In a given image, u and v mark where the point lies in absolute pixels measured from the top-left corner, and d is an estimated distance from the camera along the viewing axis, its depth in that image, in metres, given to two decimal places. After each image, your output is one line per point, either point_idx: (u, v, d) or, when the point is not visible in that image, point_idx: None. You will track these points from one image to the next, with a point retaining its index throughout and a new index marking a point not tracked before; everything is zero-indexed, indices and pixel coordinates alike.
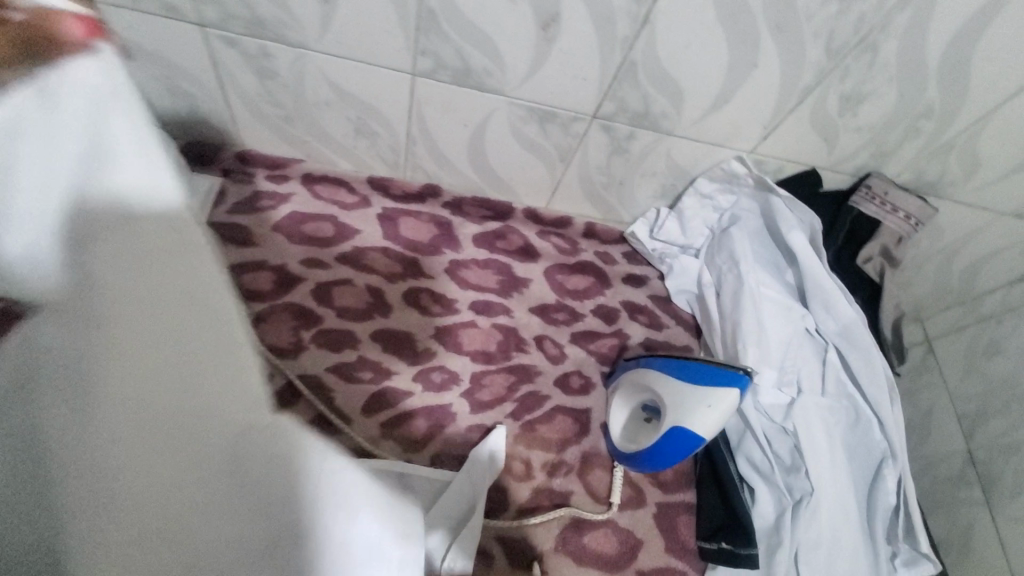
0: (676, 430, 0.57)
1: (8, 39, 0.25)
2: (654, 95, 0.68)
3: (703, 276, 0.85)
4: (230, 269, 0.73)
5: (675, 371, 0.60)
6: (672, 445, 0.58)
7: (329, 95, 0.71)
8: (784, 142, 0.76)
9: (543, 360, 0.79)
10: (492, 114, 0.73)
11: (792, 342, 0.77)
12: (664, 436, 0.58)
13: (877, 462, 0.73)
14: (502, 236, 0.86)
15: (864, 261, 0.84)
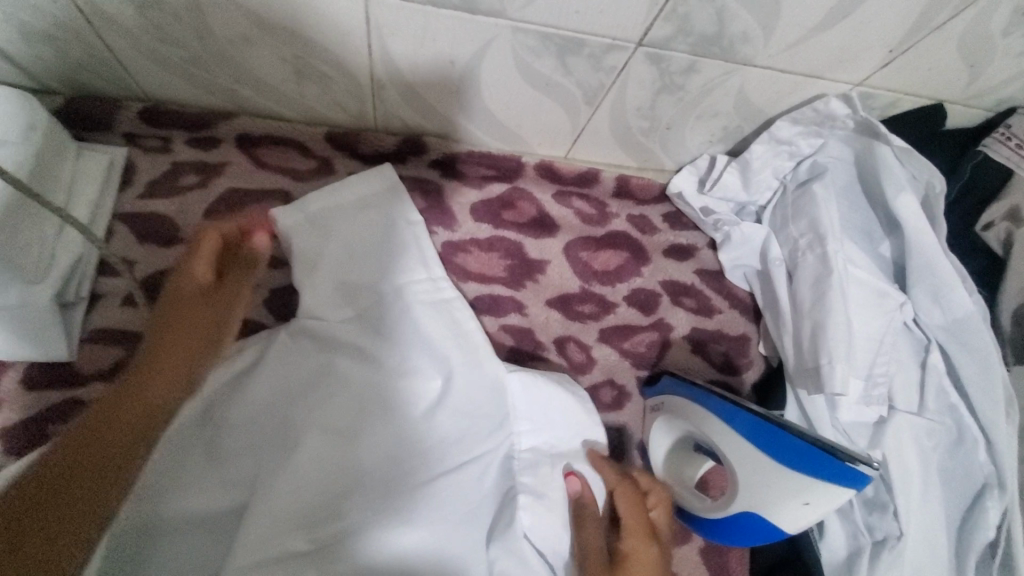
0: (751, 518, 0.44)
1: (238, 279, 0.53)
2: (735, 10, 0.45)
3: (770, 249, 0.66)
4: (153, 279, 0.55)
5: (753, 438, 0.44)
6: (742, 530, 0.45)
7: (247, 27, 0.48)
8: (912, 70, 0.53)
9: (566, 369, 0.63)
10: (489, 45, 0.50)
11: (885, 341, 0.60)
12: (733, 517, 0.46)
13: (978, 489, 0.58)
14: (509, 204, 0.67)
15: (982, 229, 0.63)
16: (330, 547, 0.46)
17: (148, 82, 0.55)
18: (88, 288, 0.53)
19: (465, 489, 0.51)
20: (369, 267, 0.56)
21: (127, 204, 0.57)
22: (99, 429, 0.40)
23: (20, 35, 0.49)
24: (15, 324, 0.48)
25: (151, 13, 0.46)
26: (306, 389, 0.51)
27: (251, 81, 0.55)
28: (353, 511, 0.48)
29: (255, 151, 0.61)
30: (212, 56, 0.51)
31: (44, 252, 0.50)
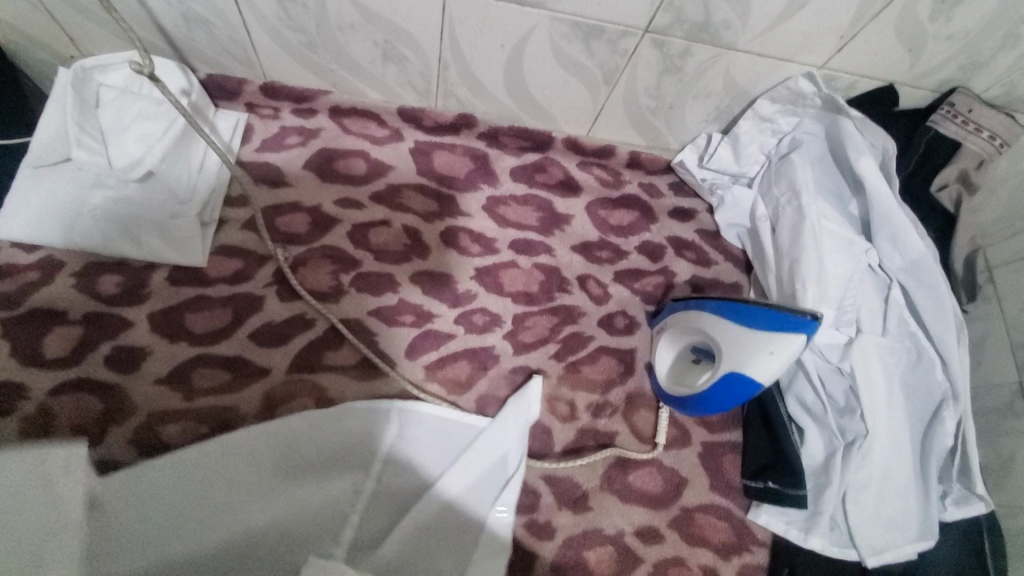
0: (733, 375, 0.55)
1: None
2: (717, 3, 0.60)
3: (757, 208, 0.79)
4: (265, 211, 0.71)
5: (732, 316, 0.58)
6: (727, 392, 0.57)
7: (353, 16, 0.64)
8: (862, 54, 0.67)
9: (587, 300, 0.77)
10: (532, 32, 0.65)
11: (853, 280, 0.73)
12: (719, 382, 0.57)
13: (937, 403, 0.70)
14: (541, 169, 0.82)
15: (937, 189, 0.76)
16: None
17: (269, 62, 0.72)
18: (217, 213, 0.69)
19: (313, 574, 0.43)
20: None
21: (246, 156, 0.73)
22: None
23: (186, 22, 0.66)
24: (170, 230, 0.66)
25: (287, 5, 0.63)
26: None
27: (347, 62, 0.72)
28: None
29: (342, 120, 0.77)
30: (322, 40, 0.68)
31: (192, 180, 0.66)
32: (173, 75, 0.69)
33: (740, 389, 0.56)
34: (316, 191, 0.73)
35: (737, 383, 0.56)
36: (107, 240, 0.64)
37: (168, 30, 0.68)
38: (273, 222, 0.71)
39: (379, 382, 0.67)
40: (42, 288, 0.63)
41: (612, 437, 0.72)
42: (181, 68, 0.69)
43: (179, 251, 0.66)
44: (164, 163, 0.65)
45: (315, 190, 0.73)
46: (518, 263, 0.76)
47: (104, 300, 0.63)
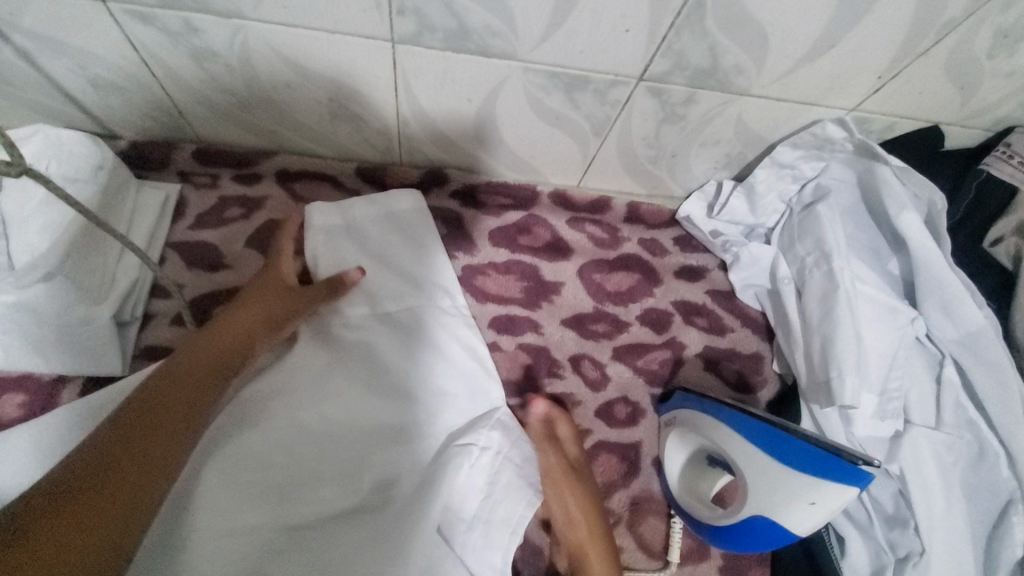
0: (761, 521, 0.46)
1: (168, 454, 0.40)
2: (726, 45, 0.49)
3: (778, 268, 0.68)
4: (200, 301, 0.61)
5: (762, 443, 0.47)
6: (753, 538, 0.47)
7: (288, 75, 0.54)
8: (902, 95, 0.56)
9: (581, 386, 0.66)
10: (503, 84, 0.55)
11: (897, 357, 0.61)
12: (744, 522, 0.47)
13: (1005, 507, 0.56)
14: (525, 230, 0.71)
15: (991, 245, 0.64)
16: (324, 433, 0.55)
17: (199, 126, 0.62)
18: (141, 308, 0.59)
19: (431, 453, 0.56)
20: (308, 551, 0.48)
21: (178, 234, 0.63)
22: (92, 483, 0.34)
23: (95, 88, 0.56)
24: (79, 339, 0.55)
25: (207, 66, 0.53)
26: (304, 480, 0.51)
27: (291, 122, 0.61)
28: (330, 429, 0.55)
29: (292, 185, 0.67)
30: (257, 101, 0.58)
31: (108, 275, 0.56)
32: (86, 150, 0.57)
33: (770, 538, 0.46)
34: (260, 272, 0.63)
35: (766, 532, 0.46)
36: (6, 353, 0.53)
37: (76, 97, 0.58)
38: (210, 313, 0.60)
39: None
40: None
41: (616, 554, 0.61)
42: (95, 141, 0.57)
43: (92, 362, 0.55)
44: (68, 264, 0.53)
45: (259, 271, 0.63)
46: (500, 345, 0.66)
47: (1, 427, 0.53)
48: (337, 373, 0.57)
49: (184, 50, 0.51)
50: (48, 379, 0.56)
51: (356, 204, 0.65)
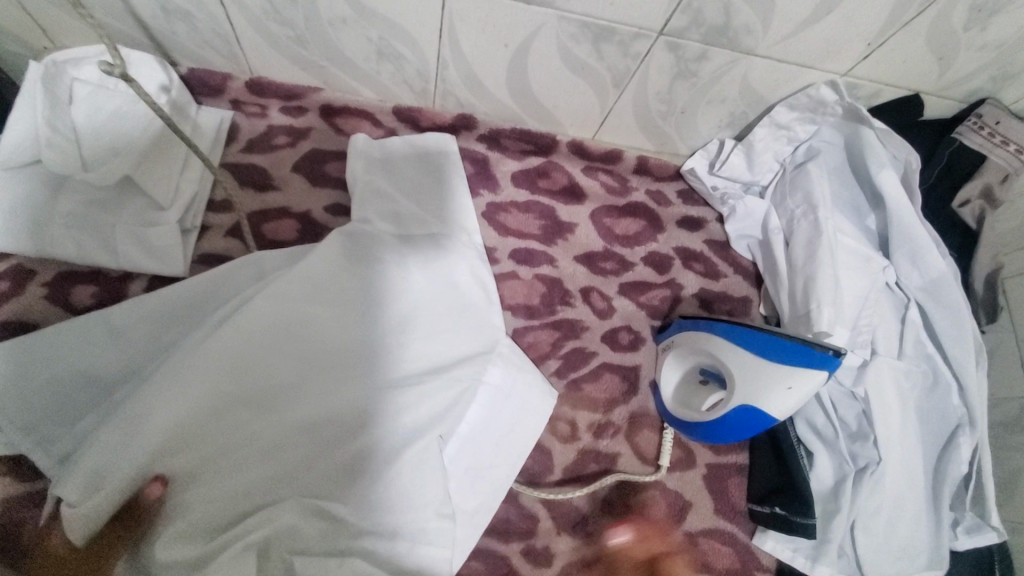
0: (745, 408, 0.56)
1: None
2: (738, 5, 0.56)
3: (770, 219, 0.76)
4: (251, 217, 0.67)
5: (744, 342, 0.58)
6: (740, 427, 0.58)
7: (346, 11, 0.60)
8: (889, 63, 0.64)
9: (590, 314, 0.73)
10: (538, 31, 0.61)
11: (868, 298, 0.69)
12: (730, 413, 0.58)
13: (952, 429, 0.66)
14: (544, 174, 0.78)
15: (958, 205, 0.73)
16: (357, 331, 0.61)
17: (255, 57, 0.68)
18: (199, 219, 0.65)
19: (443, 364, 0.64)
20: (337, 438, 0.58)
21: (230, 157, 0.69)
22: None
23: (165, 14, 0.62)
24: (148, 239, 0.60)
25: None
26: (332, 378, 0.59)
27: (339, 59, 0.67)
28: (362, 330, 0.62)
29: (334, 120, 0.73)
30: (311, 36, 0.64)
31: (173, 185, 0.62)
32: (152, 71, 0.65)
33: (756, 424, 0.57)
34: (304, 195, 0.69)
35: (755, 421, 0.56)
36: (79, 247, 0.59)
37: (145, 22, 0.63)
38: (259, 228, 0.67)
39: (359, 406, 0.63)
40: (12, 300, 0.59)
41: (614, 459, 0.69)
42: (161, 63, 0.65)
43: (158, 261, 0.61)
44: (140, 168, 0.60)
45: (303, 194, 0.69)
46: (518, 274, 0.73)
47: (77, 312, 0.59)
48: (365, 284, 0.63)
49: None
50: (118, 275, 0.61)
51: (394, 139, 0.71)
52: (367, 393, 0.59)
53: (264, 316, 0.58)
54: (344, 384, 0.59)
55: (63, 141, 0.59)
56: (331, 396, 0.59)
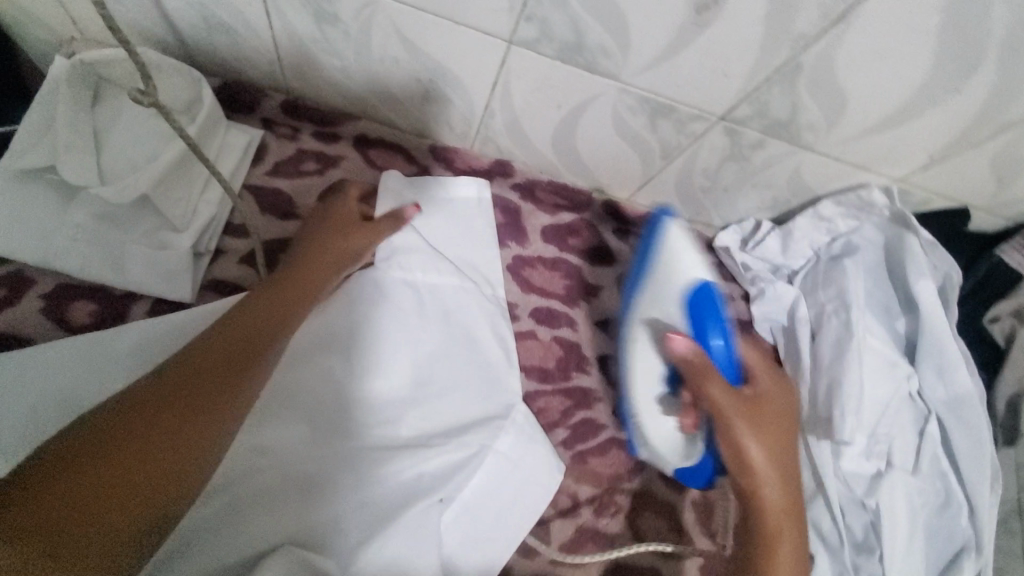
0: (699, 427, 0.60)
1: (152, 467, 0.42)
2: (808, 105, 0.54)
3: (799, 308, 0.73)
4: (266, 246, 0.63)
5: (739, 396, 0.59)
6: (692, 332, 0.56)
7: (399, 51, 0.57)
8: (944, 176, 0.62)
9: (604, 385, 0.71)
10: (596, 99, 0.58)
11: (890, 406, 0.67)
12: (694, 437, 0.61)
13: (957, 550, 0.65)
14: (575, 232, 0.76)
15: (989, 321, 0.72)
16: (363, 386, 0.60)
17: (294, 78, 0.65)
18: (214, 244, 0.61)
19: (446, 427, 0.62)
20: (327, 489, 0.55)
21: (254, 178, 0.66)
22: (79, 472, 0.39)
23: (208, 26, 0.59)
24: (158, 263, 0.57)
25: (324, 26, 0.56)
26: (332, 431, 0.58)
27: (383, 92, 0.64)
28: (369, 384, 0.60)
29: (367, 151, 0.70)
30: (357, 67, 0.61)
31: (191, 206, 0.59)
32: (186, 86, 0.61)
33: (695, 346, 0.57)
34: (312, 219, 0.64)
35: (707, 305, 0.56)
36: (81, 263, 0.55)
37: (185, 30, 0.60)
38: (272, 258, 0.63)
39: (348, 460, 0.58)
40: (4, 310, 0.55)
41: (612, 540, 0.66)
42: (194, 78, 0.61)
43: (166, 286, 0.57)
44: (160, 189, 0.56)
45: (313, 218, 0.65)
46: (536, 334, 0.71)
47: (73, 332, 0.55)
48: (378, 337, 0.62)
49: (310, 9, 0.54)
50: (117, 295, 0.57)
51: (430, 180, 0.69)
52: (366, 448, 0.58)
53: (287, 368, 0.59)
54: (343, 438, 0.58)
55: (81, 148, 0.55)
56: (327, 449, 0.57)
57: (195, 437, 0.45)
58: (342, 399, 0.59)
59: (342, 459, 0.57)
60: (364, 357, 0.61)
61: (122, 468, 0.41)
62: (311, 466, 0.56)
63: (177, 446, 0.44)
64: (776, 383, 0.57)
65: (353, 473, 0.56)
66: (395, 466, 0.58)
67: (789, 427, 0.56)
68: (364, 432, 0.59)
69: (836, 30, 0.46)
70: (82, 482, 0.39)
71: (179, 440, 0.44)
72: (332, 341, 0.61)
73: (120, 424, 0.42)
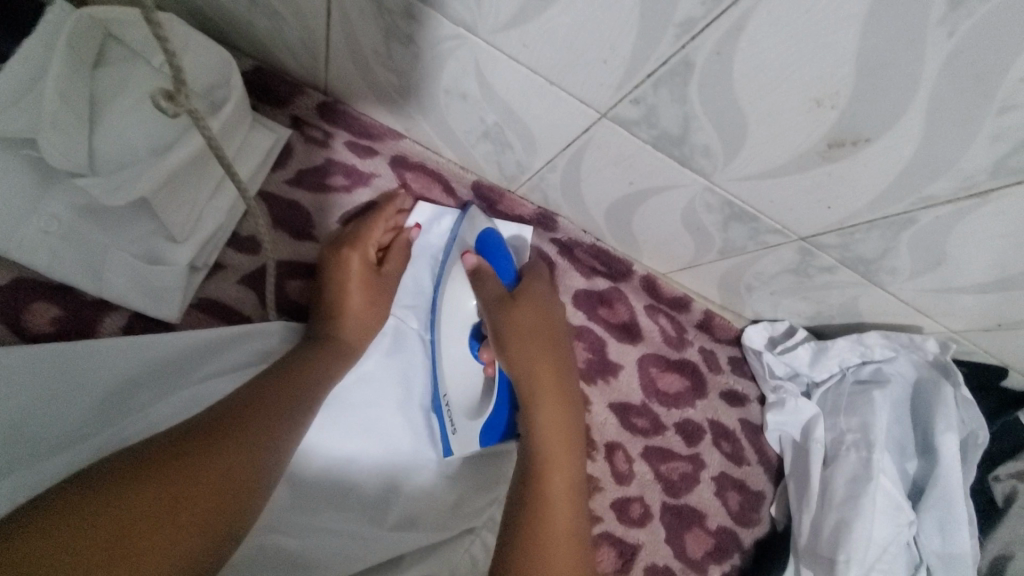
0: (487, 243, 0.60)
1: (173, 527, 0.36)
2: (900, 253, 0.50)
3: (814, 429, 0.70)
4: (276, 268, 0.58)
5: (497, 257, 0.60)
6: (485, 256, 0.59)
7: (471, 89, 0.50)
8: (998, 337, 0.60)
9: (607, 474, 0.67)
10: (673, 188, 0.53)
11: (886, 551, 0.66)
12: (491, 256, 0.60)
13: None
14: (606, 302, 0.70)
15: (993, 478, 0.71)
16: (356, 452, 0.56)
17: (339, 81, 0.57)
18: (214, 257, 0.54)
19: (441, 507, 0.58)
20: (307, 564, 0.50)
21: (273, 186, 0.58)
22: (95, 520, 0.34)
23: (251, 4, 0.50)
24: (144, 277, 0.49)
25: (393, 44, 0.48)
26: (324, 498, 0.54)
27: (437, 120, 0.57)
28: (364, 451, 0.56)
29: (401, 173, 0.63)
30: (416, 90, 0.53)
31: (194, 213, 0.51)
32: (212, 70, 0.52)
33: (487, 252, 0.59)
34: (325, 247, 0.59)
35: (495, 246, 0.60)
36: (52, 260, 0.47)
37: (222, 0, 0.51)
38: (281, 284, 0.58)
39: (331, 534, 0.52)
40: None
41: None
42: (227, 61, 0.52)
43: (152, 303, 0.51)
44: (162, 193, 0.48)
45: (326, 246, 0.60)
46: None
47: (30, 339, 0.48)
48: (385, 400, 0.59)
49: (380, 24, 0.46)
50: (91, 300, 0.50)
51: (452, 214, 0.64)
52: (359, 522, 0.54)
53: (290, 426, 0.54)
54: (333, 509, 0.54)
55: (71, 123, 0.46)
56: (317, 520, 0.53)
57: (231, 481, 0.40)
58: (338, 464, 0.55)
59: (326, 529, 0.53)
60: (364, 421, 0.57)
61: (152, 495, 0.36)
62: (302, 537, 0.51)
63: (217, 481, 0.39)
64: (557, 386, 0.55)
65: (340, 546, 0.52)
66: (384, 544, 0.53)
67: (574, 424, 0.54)
68: (354, 503, 0.55)
69: (970, 202, 0.41)
70: (114, 511, 0.34)
71: (207, 501, 0.38)
72: (337, 402, 0.57)
73: (141, 474, 0.37)
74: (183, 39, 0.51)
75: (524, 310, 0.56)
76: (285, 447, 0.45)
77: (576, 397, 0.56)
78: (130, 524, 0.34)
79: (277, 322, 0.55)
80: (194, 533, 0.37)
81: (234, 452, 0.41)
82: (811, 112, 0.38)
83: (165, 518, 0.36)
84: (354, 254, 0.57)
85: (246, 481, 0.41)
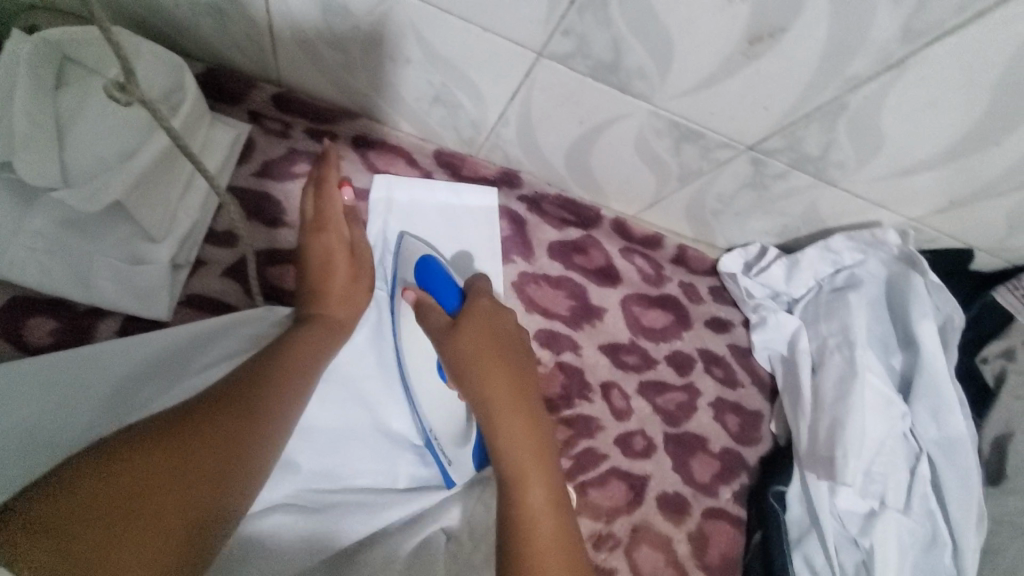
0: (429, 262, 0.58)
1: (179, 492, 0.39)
2: (843, 143, 0.52)
3: (799, 340, 0.72)
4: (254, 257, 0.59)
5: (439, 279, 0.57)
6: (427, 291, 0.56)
7: (413, 52, 0.52)
8: (955, 218, 0.63)
9: (607, 413, 0.69)
10: (620, 119, 0.55)
11: (885, 444, 0.68)
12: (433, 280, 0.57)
13: None
14: (581, 249, 0.72)
15: (980, 360, 0.73)
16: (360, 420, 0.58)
17: (289, 69, 0.59)
18: (194, 253, 0.56)
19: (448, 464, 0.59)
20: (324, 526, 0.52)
21: (240, 181, 0.60)
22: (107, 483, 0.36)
23: (193, 4, 0.52)
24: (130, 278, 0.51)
25: (332, 19, 0.50)
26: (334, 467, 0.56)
27: (388, 92, 0.59)
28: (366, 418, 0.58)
29: (363, 152, 0.65)
30: (362, 64, 0.55)
31: (168, 212, 0.53)
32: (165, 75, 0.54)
33: (429, 283, 0.57)
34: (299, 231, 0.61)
35: (436, 270, 0.57)
36: (39, 273, 0.49)
37: (165, 6, 0.53)
38: (263, 272, 0.60)
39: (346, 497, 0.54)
40: None
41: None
42: (179, 65, 0.54)
43: (141, 304, 0.52)
44: (133, 194, 0.50)
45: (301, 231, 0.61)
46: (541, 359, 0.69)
47: (27, 352, 0.50)
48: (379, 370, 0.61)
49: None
50: (82, 309, 0.52)
51: (418, 184, 0.66)
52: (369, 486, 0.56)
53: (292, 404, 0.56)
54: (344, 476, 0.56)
55: (37, 139, 0.48)
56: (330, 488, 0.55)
57: (235, 452, 0.43)
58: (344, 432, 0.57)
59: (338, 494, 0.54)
60: (364, 390, 0.59)
61: (157, 462, 0.38)
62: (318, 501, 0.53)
63: (217, 448, 0.42)
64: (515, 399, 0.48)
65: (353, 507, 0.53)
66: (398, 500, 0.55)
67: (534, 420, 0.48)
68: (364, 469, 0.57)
69: (890, 74, 0.43)
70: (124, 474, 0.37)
71: (211, 468, 0.41)
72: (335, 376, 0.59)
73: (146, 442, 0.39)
74: (134, 50, 0.53)
75: (469, 328, 0.51)
76: (281, 420, 0.47)
77: (550, 450, 0.48)
78: (138, 491, 0.37)
79: (265, 307, 0.57)
80: (199, 497, 0.39)
81: (234, 422, 0.44)
82: (725, 9, 0.40)
83: (171, 483, 0.38)
84: (327, 235, 0.58)
85: (246, 450, 0.44)
